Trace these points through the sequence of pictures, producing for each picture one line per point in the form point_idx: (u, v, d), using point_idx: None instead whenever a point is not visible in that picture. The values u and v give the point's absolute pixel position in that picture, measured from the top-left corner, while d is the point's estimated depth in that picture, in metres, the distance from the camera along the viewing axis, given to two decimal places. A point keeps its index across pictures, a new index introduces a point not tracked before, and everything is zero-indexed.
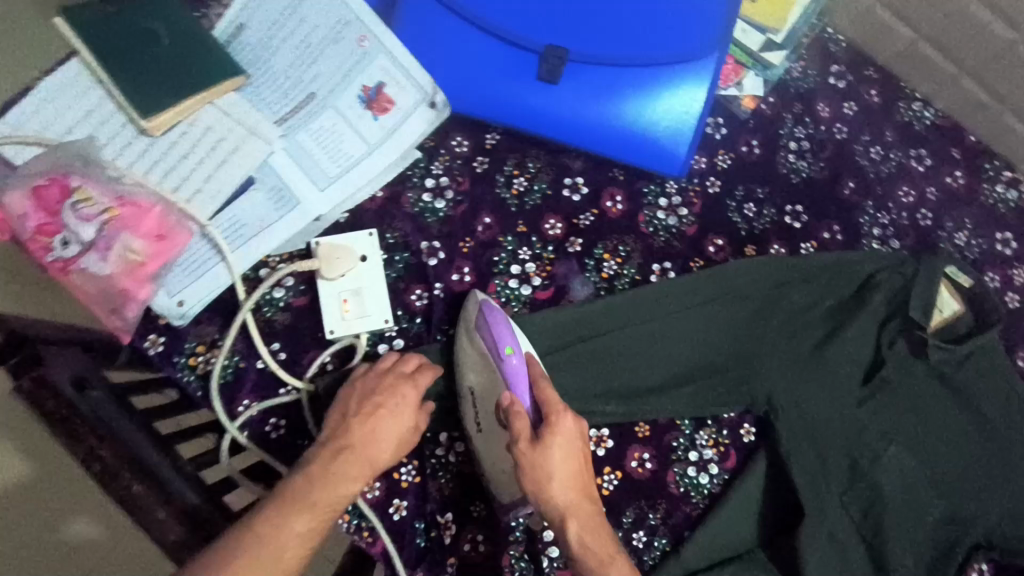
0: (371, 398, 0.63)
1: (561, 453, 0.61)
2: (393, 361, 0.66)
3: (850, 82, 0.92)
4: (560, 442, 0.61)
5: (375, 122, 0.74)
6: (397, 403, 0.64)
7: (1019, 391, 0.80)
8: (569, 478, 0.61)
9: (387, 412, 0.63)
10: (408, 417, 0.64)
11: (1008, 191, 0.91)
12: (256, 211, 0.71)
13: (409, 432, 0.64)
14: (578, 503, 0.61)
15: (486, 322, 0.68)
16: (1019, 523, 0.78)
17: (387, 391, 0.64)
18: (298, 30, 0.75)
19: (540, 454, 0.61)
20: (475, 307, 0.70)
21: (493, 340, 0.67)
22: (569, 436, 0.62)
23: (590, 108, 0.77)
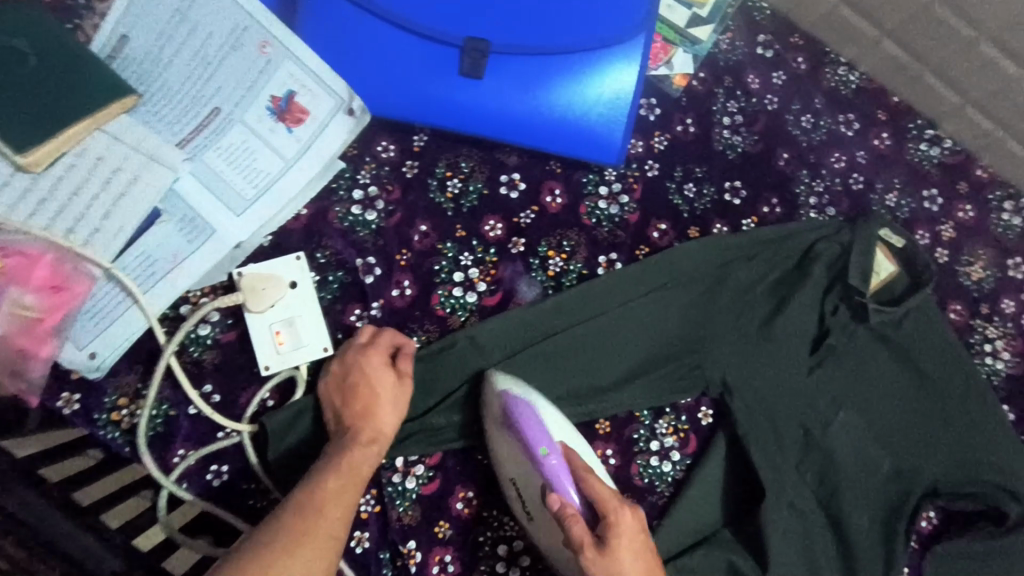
0: (349, 376, 0.64)
1: (626, 546, 0.59)
2: (349, 342, 0.67)
3: (778, 51, 0.91)
4: (623, 541, 0.58)
5: (290, 134, 0.69)
6: (368, 371, 0.64)
7: (954, 345, 0.83)
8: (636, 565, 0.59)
9: (365, 379, 0.63)
10: (388, 375, 0.64)
11: (932, 148, 0.93)
12: (166, 245, 0.65)
13: (399, 384, 0.64)
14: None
15: (516, 420, 0.65)
16: (964, 470, 0.81)
17: (358, 364, 0.64)
18: (190, 39, 0.68)
19: (608, 559, 0.58)
20: (499, 400, 0.66)
21: (527, 441, 0.63)
22: (631, 528, 0.59)
23: (519, 100, 0.73)
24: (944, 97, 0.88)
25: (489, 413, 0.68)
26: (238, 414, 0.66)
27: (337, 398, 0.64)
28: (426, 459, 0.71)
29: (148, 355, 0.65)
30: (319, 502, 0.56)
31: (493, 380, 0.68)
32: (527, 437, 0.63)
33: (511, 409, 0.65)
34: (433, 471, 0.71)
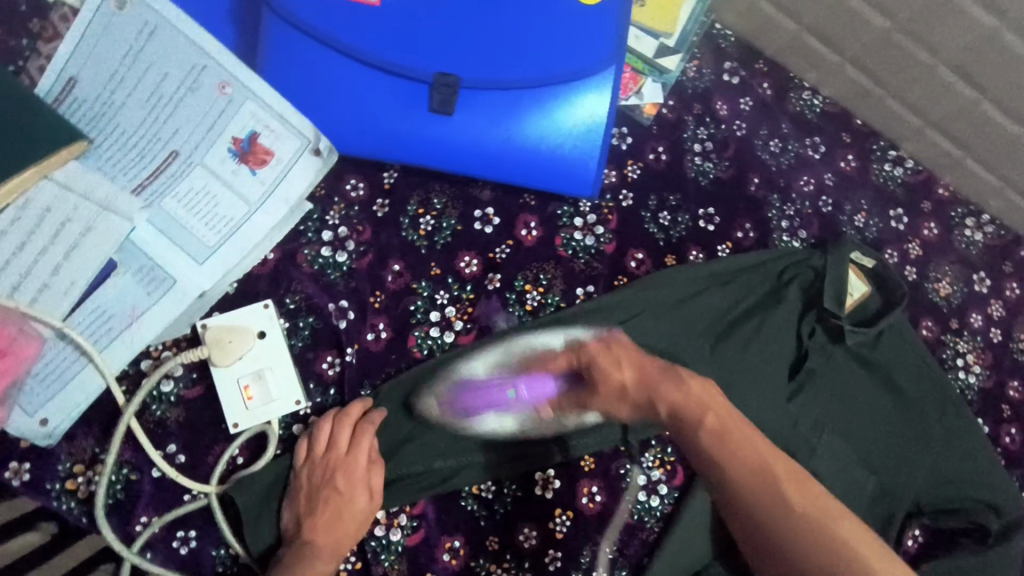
0: (322, 484, 0.61)
1: (603, 360, 0.57)
2: (326, 438, 0.63)
3: (744, 77, 0.92)
4: (600, 358, 0.57)
5: (254, 177, 0.67)
6: (342, 487, 0.61)
7: (927, 362, 0.84)
8: (621, 367, 0.56)
9: (337, 497, 0.60)
10: (364, 490, 0.62)
11: (895, 169, 0.95)
12: (123, 298, 0.62)
13: (372, 500, 0.62)
14: (646, 380, 0.55)
15: (473, 405, 0.66)
16: (944, 484, 0.81)
17: (333, 476, 0.61)
18: (144, 81, 0.65)
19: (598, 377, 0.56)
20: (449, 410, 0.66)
21: (497, 404, 0.65)
22: (599, 350, 0.57)
23: (491, 134, 0.71)
24: (905, 120, 0.90)
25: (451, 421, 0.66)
26: (204, 474, 0.62)
27: (302, 505, 0.61)
28: (409, 508, 0.69)
29: (105, 416, 0.62)
30: None
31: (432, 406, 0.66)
32: (494, 401, 0.65)
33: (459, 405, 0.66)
34: (417, 520, 0.69)
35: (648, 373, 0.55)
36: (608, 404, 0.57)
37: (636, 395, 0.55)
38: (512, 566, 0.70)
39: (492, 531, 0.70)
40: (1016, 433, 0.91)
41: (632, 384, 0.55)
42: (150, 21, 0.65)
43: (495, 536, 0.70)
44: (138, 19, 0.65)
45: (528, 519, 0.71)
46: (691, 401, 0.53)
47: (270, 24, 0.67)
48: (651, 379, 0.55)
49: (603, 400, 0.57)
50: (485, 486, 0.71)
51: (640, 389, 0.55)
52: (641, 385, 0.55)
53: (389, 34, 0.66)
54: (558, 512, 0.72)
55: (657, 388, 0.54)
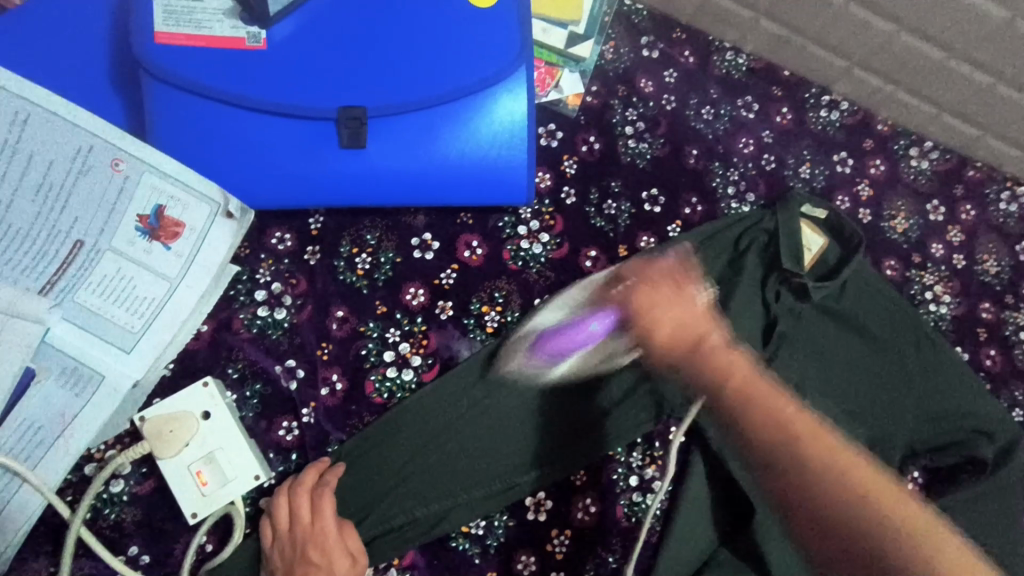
0: (296, 562, 0.59)
1: (649, 309, 0.48)
2: (287, 514, 0.60)
3: (663, 50, 0.90)
4: (647, 303, 0.48)
5: (168, 251, 0.64)
6: (319, 559, 0.59)
7: (898, 301, 0.83)
8: (658, 327, 0.47)
9: (315, 571, 0.58)
10: (341, 555, 0.59)
11: (832, 114, 0.93)
12: (51, 406, 0.60)
13: (355, 562, 0.60)
14: (682, 334, 0.47)
15: (558, 351, 0.62)
16: (935, 421, 0.80)
17: (305, 549, 0.59)
18: (30, 173, 0.61)
19: (642, 322, 0.48)
20: (534, 362, 0.65)
21: (579, 344, 0.59)
22: (653, 298, 0.48)
23: (412, 159, 0.68)
24: (831, 63, 0.88)
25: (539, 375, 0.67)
26: (173, 569, 0.60)
27: None
28: (399, 561, 0.67)
29: (58, 532, 0.60)
30: None
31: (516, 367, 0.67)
32: (575, 344, 0.59)
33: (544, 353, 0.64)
34: (408, 570, 0.67)
35: (676, 343, 0.47)
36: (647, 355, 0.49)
37: (675, 360, 0.47)
38: None
39: (488, 567, 0.68)
40: (996, 354, 0.90)
41: (683, 347, 0.47)
42: (21, 109, 0.61)
43: (493, 570, 0.68)
44: (8, 109, 0.60)
45: (523, 546, 0.69)
46: (710, 362, 0.46)
47: (155, 90, 0.63)
48: (687, 346, 0.47)
49: (643, 347, 0.49)
50: (475, 523, 0.68)
51: (675, 357, 0.47)
52: (679, 339, 0.47)
53: (282, 77, 0.63)
54: (555, 532, 0.70)
55: (693, 360, 0.46)
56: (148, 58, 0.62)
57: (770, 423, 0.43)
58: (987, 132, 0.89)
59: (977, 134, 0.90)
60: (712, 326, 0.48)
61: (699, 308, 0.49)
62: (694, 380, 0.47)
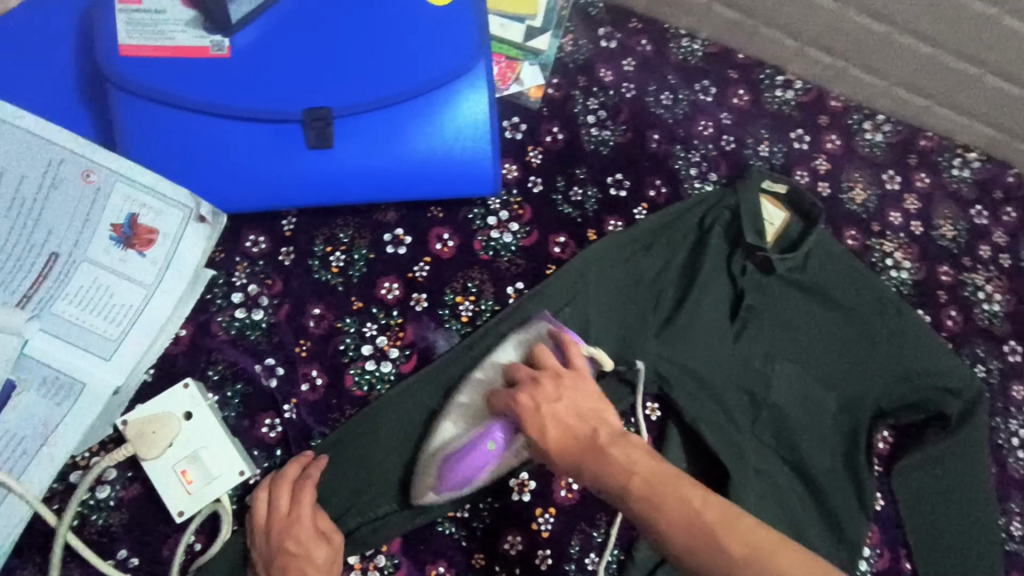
0: (275, 553, 0.60)
1: (535, 415, 0.54)
2: (266, 507, 0.62)
3: (621, 39, 0.92)
4: (538, 407, 0.54)
5: (144, 258, 0.65)
6: (296, 548, 0.60)
7: (860, 268, 0.84)
8: (545, 425, 0.53)
9: (292, 559, 0.59)
10: (318, 543, 0.61)
11: (787, 92, 0.95)
12: (35, 416, 0.61)
13: (332, 548, 0.61)
14: (571, 431, 0.52)
15: (461, 479, 0.62)
16: (902, 382, 0.81)
17: (281, 540, 0.60)
18: (3, 189, 0.63)
19: (536, 428, 0.54)
20: (442, 492, 0.64)
21: (482, 465, 0.62)
22: (535, 396, 0.55)
23: (379, 157, 0.69)
24: (782, 43, 0.91)
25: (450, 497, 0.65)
26: (163, 570, 0.61)
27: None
28: (386, 548, 0.68)
29: (46, 539, 0.60)
30: None
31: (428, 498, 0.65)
32: (480, 464, 0.61)
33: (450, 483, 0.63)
34: (396, 557, 0.68)
35: (569, 444, 0.51)
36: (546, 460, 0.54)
37: (573, 465, 0.51)
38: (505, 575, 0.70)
39: (475, 548, 0.70)
40: (956, 315, 0.92)
41: (577, 443, 0.51)
42: None
43: (480, 553, 0.70)
44: None
45: (510, 526, 0.71)
46: (607, 462, 0.49)
47: (123, 101, 0.65)
48: (581, 447, 0.51)
49: (538, 450, 0.55)
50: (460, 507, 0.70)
51: (572, 461, 0.51)
52: (569, 438, 0.52)
53: (247, 83, 0.65)
54: (540, 511, 0.72)
55: (586, 461, 0.50)
56: (114, 70, 0.63)
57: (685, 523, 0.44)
58: (935, 102, 0.92)
59: (925, 105, 0.93)
60: (598, 423, 0.52)
61: (580, 395, 0.55)
62: (602, 487, 0.49)
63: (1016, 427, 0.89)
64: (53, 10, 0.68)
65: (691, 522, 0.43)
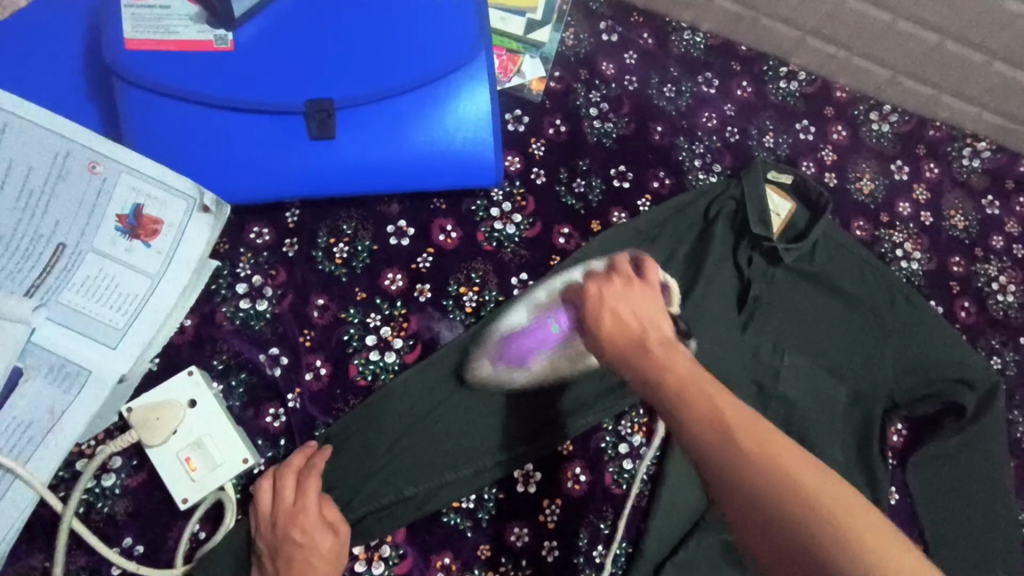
0: (280, 543, 0.60)
1: (599, 302, 0.51)
2: (271, 496, 0.62)
3: (622, 33, 0.92)
4: (605, 296, 0.50)
5: (149, 249, 0.66)
6: (302, 538, 0.60)
7: (867, 258, 0.82)
8: (602, 316, 0.49)
9: (298, 549, 0.59)
10: (324, 533, 0.61)
11: (791, 84, 0.95)
12: (41, 404, 0.62)
13: (337, 539, 0.61)
14: (624, 325, 0.48)
15: (521, 354, 0.66)
16: (914, 373, 0.80)
17: (288, 530, 0.60)
18: (11, 180, 0.63)
19: (594, 311, 0.50)
20: (500, 365, 0.67)
21: (542, 342, 0.65)
22: (602, 289, 0.51)
23: (380, 148, 0.70)
24: (784, 34, 0.91)
25: (506, 379, 0.68)
26: (168, 558, 0.62)
27: (270, 567, 0.60)
28: (390, 538, 0.68)
29: (52, 526, 0.62)
30: None
31: (485, 370, 0.68)
32: (538, 342, 0.65)
33: (510, 354, 0.67)
34: (401, 548, 0.68)
35: (618, 341, 0.48)
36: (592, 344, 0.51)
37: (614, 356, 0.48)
38: (510, 567, 0.69)
39: (481, 540, 0.69)
40: (970, 306, 0.91)
41: (626, 337, 0.48)
42: (1, 120, 0.63)
43: (485, 544, 0.69)
44: None
45: (516, 518, 0.70)
46: (653, 359, 0.45)
47: (130, 95, 0.66)
48: (632, 347, 0.47)
49: (590, 334, 0.51)
50: (465, 498, 0.70)
51: (611, 350, 0.48)
52: (621, 331, 0.48)
53: (250, 75, 0.66)
54: (546, 502, 0.71)
55: (631, 359, 0.46)
56: (120, 64, 0.64)
57: (838, 536, 0.35)
58: (941, 91, 0.91)
59: (932, 94, 0.92)
60: (657, 328, 0.48)
61: (650, 301, 0.51)
62: (633, 373, 0.46)
63: None
64: (63, 6, 0.69)
65: (708, 414, 0.41)
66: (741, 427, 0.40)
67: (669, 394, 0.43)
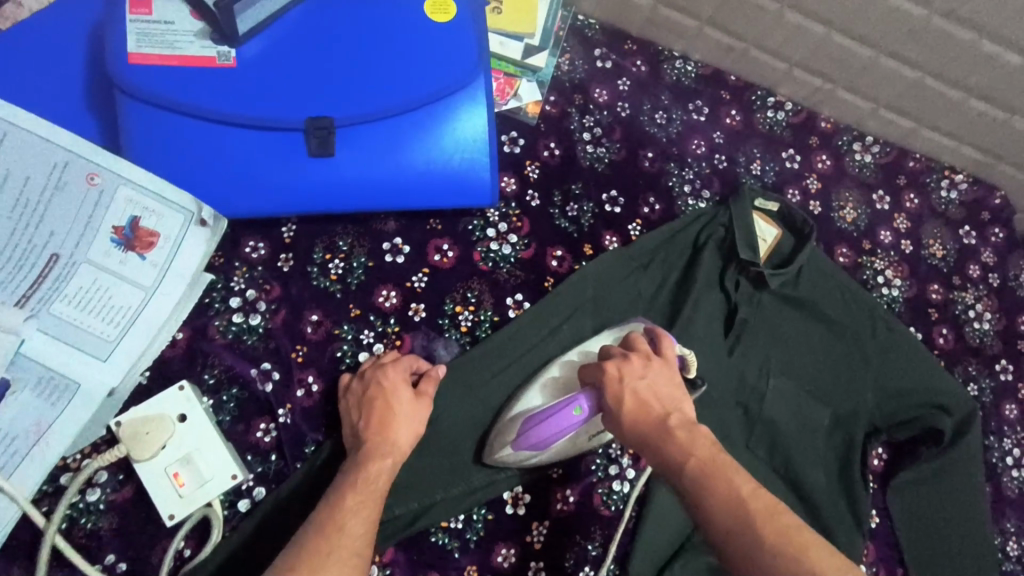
0: (367, 394, 0.65)
1: (619, 382, 0.55)
2: (373, 360, 0.68)
3: (616, 60, 0.94)
4: (626, 377, 0.55)
5: (144, 261, 0.66)
6: (388, 386, 0.65)
7: (850, 285, 0.84)
8: (624, 397, 0.54)
9: (380, 394, 0.64)
10: (404, 389, 0.65)
11: (778, 114, 0.97)
12: (27, 416, 0.62)
13: (419, 397, 0.65)
14: (648, 409, 0.53)
15: (541, 442, 0.61)
16: (894, 399, 0.82)
17: (376, 378, 0.66)
18: (6, 190, 0.63)
19: (615, 393, 0.55)
20: (519, 451, 0.64)
21: (567, 431, 0.60)
22: (622, 369, 0.56)
23: (379, 167, 0.71)
24: (772, 66, 0.93)
25: (527, 460, 0.67)
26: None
27: (355, 415, 0.64)
28: (378, 557, 0.68)
29: (33, 542, 0.61)
30: (341, 511, 0.54)
31: (503, 455, 0.66)
32: (562, 431, 0.60)
33: (528, 445, 0.62)
34: (388, 567, 0.68)
35: (642, 426, 0.53)
36: (615, 430, 0.55)
37: (639, 442, 0.53)
38: None
39: (468, 560, 0.69)
40: (949, 333, 0.93)
41: (650, 421, 0.53)
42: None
43: (473, 564, 0.69)
44: None
45: (504, 539, 0.70)
46: (677, 442, 0.50)
47: (130, 108, 0.66)
48: (654, 432, 0.52)
49: (610, 415, 0.56)
50: (453, 517, 0.70)
51: (635, 433, 0.53)
52: (642, 413, 0.53)
53: (251, 91, 0.66)
54: (534, 523, 0.71)
55: (659, 445, 0.51)
56: (122, 77, 0.65)
57: None
58: (921, 124, 0.94)
59: (912, 127, 0.95)
60: (677, 410, 0.53)
61: (668, 379, 0.57)
62: (660, 463, 0.51)
63: (1010, 446, 0.89)
64: (65, 19, 0.70)
65: (734, 505, 0.46)
66: (764, 520, 0.45)
67: (697, 485, 0.48)
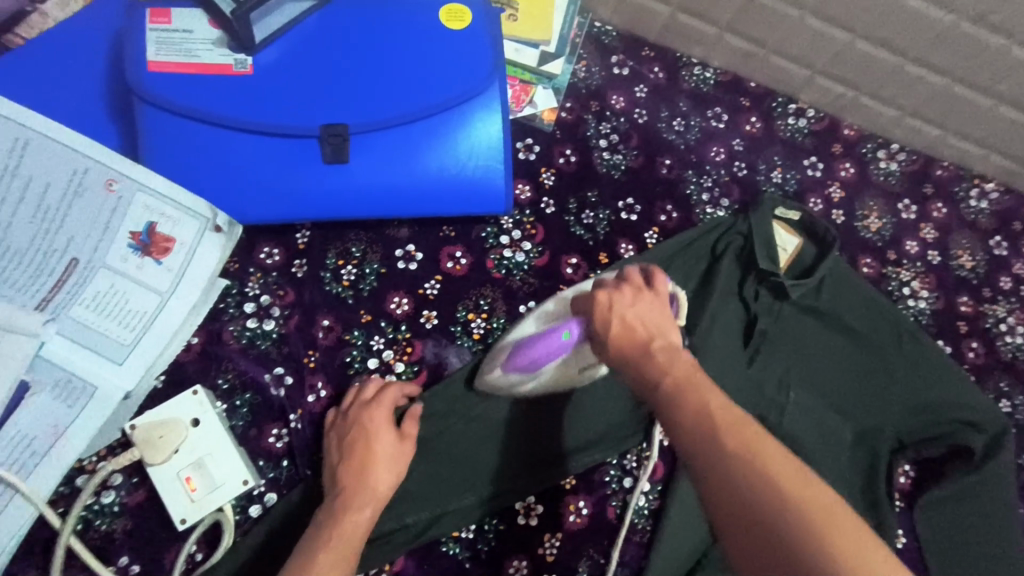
0: (348, 433, 0.64)
1: (609, 309, 0.52)
2: (355, 393, 0.67)
3: (633, 67, 0.94)
4: (617, 303, 0.52)
5: (160, 266, 0.67)
6: (370, 426, 0.64)
7: (875, 296, 0.82)
8: (610, 324, 0.51)
9: (362, 434, 0.63)
10: (387, 429, 0.64)
11: (799, 121, 0.96)
12: (44, 418, 0.63)
13: (401, 438, 0.64)
14: (632, 334, 0.50)
15: (529, 365, 0.63)
16: (921, 415, 0.79)
17: (359, 417, 0.65)
18: (28, 195, 0.64)
19: (604, 318, 0.52)
20: (509, 375, 0.65)
21: (554, 354, 0.61)
22: (613, 298, 0.53)
23: (393, 174, 0.70)
24: (793, 72, 0.92)
25: (516, 386, 0.66)
26: None
27: (335, 454, 0.64)
28: (388, 566, 0.67)
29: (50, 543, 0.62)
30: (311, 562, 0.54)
31: (493, 375, 0.66)
32: (550, 355, 0.61)
33: (517, 368, 0.64)
34: None
35: (625, 350, 0.50)
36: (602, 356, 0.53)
37: (621, 363, 0.50)
38: None
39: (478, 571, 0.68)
40: (979, 347, 0.90)
41: (634, 345, 0.50)
42: (21, 135, 0.64)
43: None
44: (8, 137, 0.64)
45: (516, 551, 0.69)
46: (654, 362, 0.47)
47: (149, 114, 0.67)
48: (634, 355, 0.49)
49: (599, 342, 0.53)
50: (464, 527, 0.69)
51: (618, 354, 0.50)
52: (627, 337, 0.50)
53: (268, 99, 0.67)
54: (547, 535, 0.70)
55: (640, 364, 0.48)
56: (142, 85, 0.66)
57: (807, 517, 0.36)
58: (949, 132, 0.92)
59: (939, 135, 0.93)
60: (663, 336, 0.50)
61: (660, 311, 0.53)
62: (636, 381, 0.48)
63: None
64: (89, 29, 0.71)
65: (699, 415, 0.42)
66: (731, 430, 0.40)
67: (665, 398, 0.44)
